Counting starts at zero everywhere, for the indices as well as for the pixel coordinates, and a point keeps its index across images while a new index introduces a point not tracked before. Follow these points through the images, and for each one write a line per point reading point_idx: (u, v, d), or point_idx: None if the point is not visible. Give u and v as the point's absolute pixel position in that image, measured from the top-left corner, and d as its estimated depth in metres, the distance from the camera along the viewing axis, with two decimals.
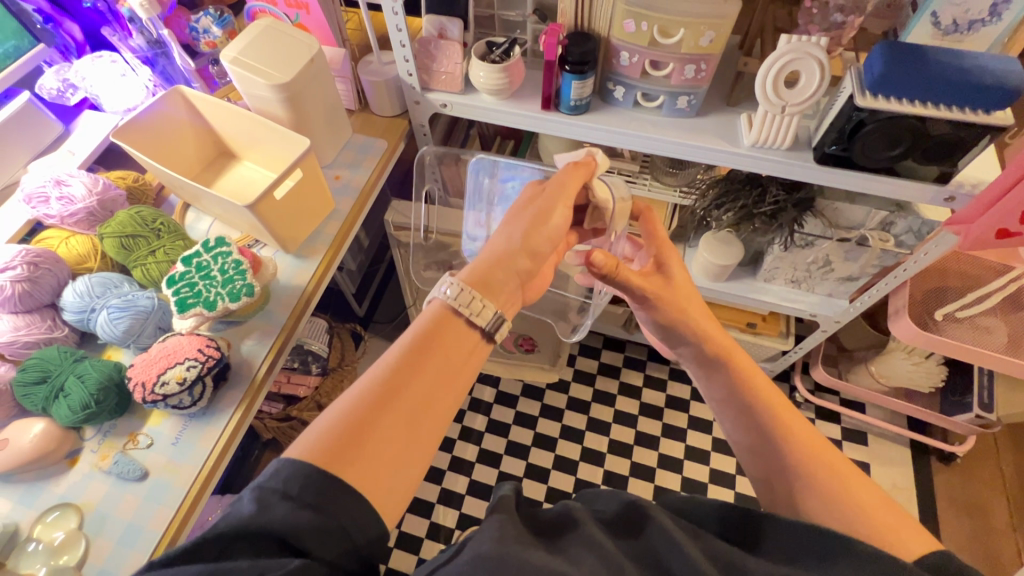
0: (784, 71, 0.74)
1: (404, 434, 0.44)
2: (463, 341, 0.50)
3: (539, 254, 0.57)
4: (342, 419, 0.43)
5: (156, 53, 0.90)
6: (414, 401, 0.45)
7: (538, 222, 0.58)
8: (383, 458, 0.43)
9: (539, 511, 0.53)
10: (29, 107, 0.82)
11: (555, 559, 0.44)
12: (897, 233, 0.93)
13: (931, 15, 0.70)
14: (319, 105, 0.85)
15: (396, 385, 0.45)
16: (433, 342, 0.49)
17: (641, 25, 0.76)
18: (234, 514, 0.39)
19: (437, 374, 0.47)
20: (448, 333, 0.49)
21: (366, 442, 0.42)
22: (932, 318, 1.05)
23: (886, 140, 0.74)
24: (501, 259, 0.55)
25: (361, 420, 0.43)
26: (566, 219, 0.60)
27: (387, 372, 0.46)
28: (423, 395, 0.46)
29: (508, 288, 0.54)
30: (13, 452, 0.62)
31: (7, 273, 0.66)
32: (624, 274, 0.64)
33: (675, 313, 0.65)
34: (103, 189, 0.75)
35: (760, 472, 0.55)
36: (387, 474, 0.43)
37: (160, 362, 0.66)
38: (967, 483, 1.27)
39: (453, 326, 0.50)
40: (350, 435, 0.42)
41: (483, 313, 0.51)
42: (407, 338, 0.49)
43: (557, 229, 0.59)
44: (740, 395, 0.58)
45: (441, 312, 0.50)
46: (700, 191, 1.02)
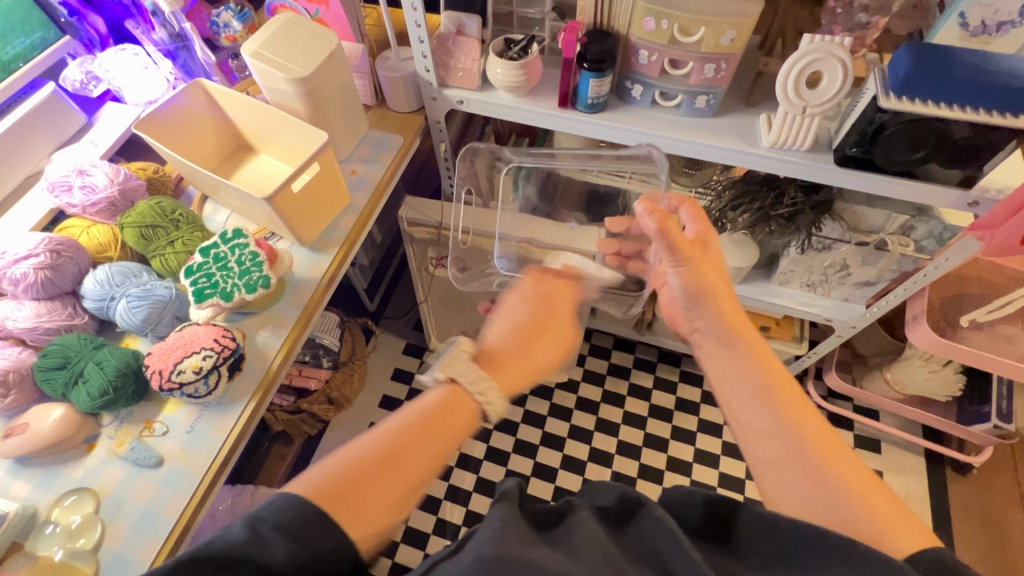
0: (807, 71, 0.73)
1: (398, 495, 0.46)
2: (470, 424, 0.51)
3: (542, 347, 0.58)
4: (348, 465, 0.45)
5: (178, 46, 0.90)
6: (413, 469, 0.47)
7: (542, 318, 0.60)
8: (373, 511, 0.44)
9: (541, 508, 0.53)
10: (54, 98, 0.84)
11: (559, 558, 0.44)
12: (918, 237, 0.91)
13: (959, 16, 0.69)
14: (337, 98, 0.85)
15: (399, 449, 0.47)
16: (438, 419, 0.49)
17: (660, 23, 0.75)
18: (222, 539, 0.39)
19: (439, 447, 0.48)
20: (453, 411, 0.50)
21: (360, 494, 0.44)
22: (952, 325, 1.04)
23: (909, 143, 0.73)
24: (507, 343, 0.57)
25: (356, 475, 0.45)
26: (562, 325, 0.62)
27: (394, 436, 0.47)
28: (421, 464, 0.47)
29: (518, 370, 0.55)
30: (33, 436, 0.64)
31: (31, 260, 0.68)
32: (673, 234, 0.66)
33: (707, 279, 0.65)
34: (123, 180, 0.76)
35: (762, 455, 0.53)
36: (374, 526, 0.44)
37: (176, 351, 0.67)
38: (983, 495, 1.25)
39: (463, 407, 0.51)
40: (351, 482, 0.44)
41: (491, 396, 0.51)
42: (414, 411, 0.50)
43: (558, 313, 0.63)
44: (755, 380, 0.57)
45: (452, 390, 0.51)
46: (717, 191, 1.02)
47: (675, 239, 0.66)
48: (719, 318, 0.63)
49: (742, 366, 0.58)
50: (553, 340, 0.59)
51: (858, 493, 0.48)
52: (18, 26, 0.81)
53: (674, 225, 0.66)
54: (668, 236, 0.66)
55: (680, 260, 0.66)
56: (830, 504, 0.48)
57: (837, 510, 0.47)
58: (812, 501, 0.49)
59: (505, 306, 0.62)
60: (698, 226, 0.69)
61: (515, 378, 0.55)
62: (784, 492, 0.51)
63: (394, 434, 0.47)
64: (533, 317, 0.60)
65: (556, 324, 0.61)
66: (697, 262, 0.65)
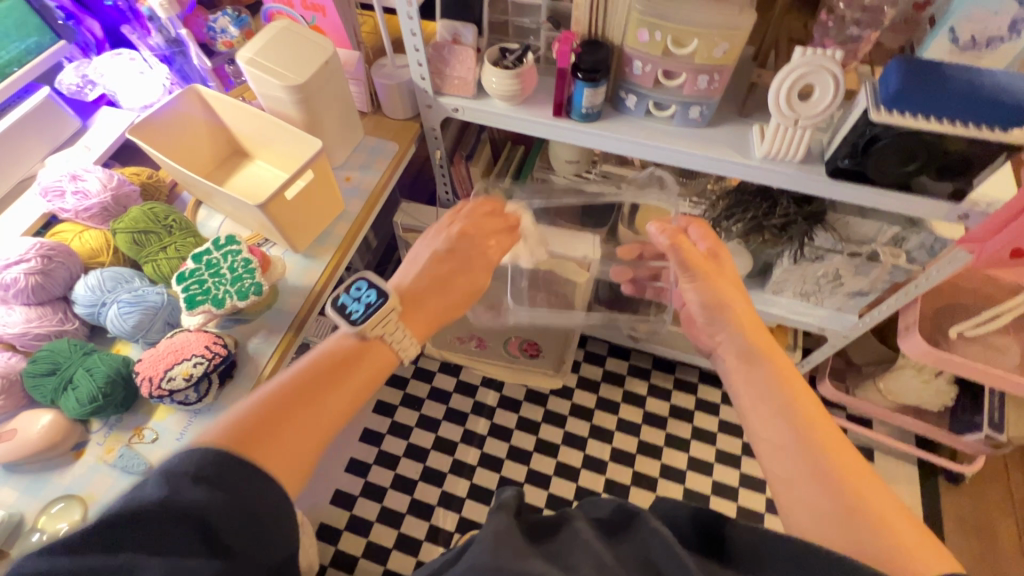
0: (799, 84, 0.74)
1: (313, 433, 0.50)
2: (379, 367, 0.57)
3: (439, 288, 0.66)
4: (262, 407, 0.48)
5: (174, 52, 0.92)
6: (332, 402, 0.52)
7: (445, 270, 0.68)
8: (288, 448, 0.47)
9: (540, 519, 0.54)
10: (48, 102, 0.84)
11: (553, 569, 0.44)
12: (909, 248, 0.92)
13: (949, 31, 0.70)
14: (332, 106, 0.85)
15: (311, 392, 0.51)
16: (348, 362, 0.55)
17: (654, 35, 0.76)
18: (136, 498, 0.39)
19: (347, 389, 0.54)
20: (365, 356, 0.56)
21: (273, 434, 0.47)
22: (944, 336, 1.05)
23: (899, 156, 0.74)
24: (418, 290, 0.65)
25: (271, 413, 0.48)
26: (467, 276, 0.69)
27: (306, 382, 0.52)
28: (332, 404, 0.52)
29: (422, 308, 0.64)
30: (20, 443, 0.63)
31: (22, 265, 0.68)
32: (685, 250, 0.71)
33: (722, 292, 0.68)
34: (117, 185, 0.76)
35: (781, 472, 0.53)
36: (291, 465, 0.47)
37: (167, 358, 0.67)
38: (976, 505, 1.25)
39: (371, 351, 0.57)
40: (266, 423, 0.47)
41: (402, 341, 0.59)
42: (325, 357, 0.55)
43: (474, 268, 0.70)
44: (775, 399, 0.57)
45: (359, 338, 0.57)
46: (711, 202, 1.04)
47: (688, 255, 0.70)
48: (743, 335, 0.64)
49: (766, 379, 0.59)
50: (459, 293, 0.68)
51: (873, 508, 0.48)
52: (13, 31, 0.81)
53: (686, 242, 0.72)
54: (680, 252, 0.71)
55: (695, 275, 0.69)
56: (850, 521, 0.48)
57: (854, 526, 0.47)
58: (832, 518, 0.48)
59: (412, 256, 0.70)
60: (708, 243, 0.74)
61: (417, 318, 0.63)
62: (800, 505, 0.51)
63: (306, 379, 0.52)
64: (442, 271, 0.68)
65: (467, 278, 0.69)
66: (712, 277, 0.69)
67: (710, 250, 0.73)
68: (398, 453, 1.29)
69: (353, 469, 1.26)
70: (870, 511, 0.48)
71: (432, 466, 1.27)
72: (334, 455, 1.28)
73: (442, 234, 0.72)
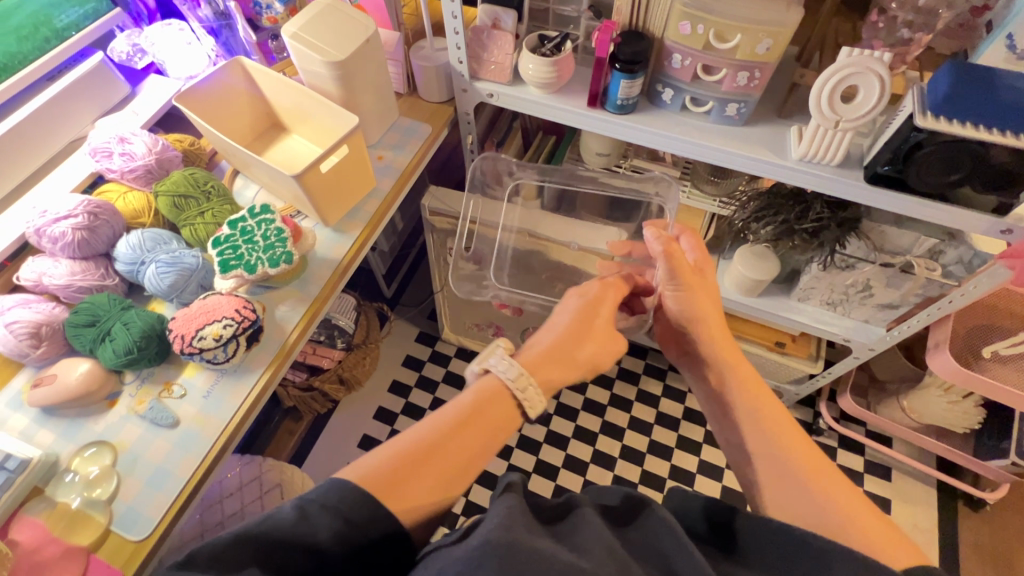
0: (843, 85, 0.72)
1: (444, 485, 0.50)
2: (511, 418, 0.56)
3: (575, 354, 0.62)
4: (400, 453, 0.50)
5: (221, 25, 0.95)
6: (460, 454, 0.52)
7: (584, 327, 0.64)
8: (418, 498, 0.48)
9: (546, 505, 0.53)
10: (101, 67, 0.87)
11: (564, 550, 0.44)
12: (946, 262, 0.89)
13: (1006, 37, 0.67)
14: (370, 85, 0.87)
15: (445, 441, 0.51)
16: (480, 413, 0.54)
17: (697, 27, 0.75)
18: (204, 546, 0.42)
19: (480, 439, 0.53)
20: (497, 408, 0.55)
21: (411, 480, 0.48)
22: (976, 356, 1.01)
23: (943, 164, 0.71)
24: (556, 343, 0.62)
25: (404, 462, 0.49)
26: (604, 334, 0.65)
27: (444, 429, 0.52)
28: (467, 455, 0.52)
29: (555, 372, 0.59)
30: (60, 387, 0.67)
31: (70, 220, 0.71)
32: (676, 259, 0.66)
33: (700, 307, 0.66)
34: (161, 150, 0.79)
35: (750, 469, 0.56)
36: (423, 510, 0.49)
37: (199, 318, 0.69)
38: (996, 533, 1.21)
39: (504, 404, 0.55)
40: (404, 468, 0.49)
41: (533, 399, 0.56)
42: (461, 405, 0.54)
43: (601, 321, 0.66)
44: (739, 401, 0.60)
45: (493, 387, 0.56)
46: (741, 203, 1.01)
47: (678, 264, 0.66)
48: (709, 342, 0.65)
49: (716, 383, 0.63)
50: (585, 352, 0.63)
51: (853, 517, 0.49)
52: None
53: (678, 250, 0.66)
54: (671, 261, 0.66)
55: (679, 285, 0.66)
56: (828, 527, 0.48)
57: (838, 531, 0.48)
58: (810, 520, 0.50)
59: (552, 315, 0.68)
60: (697, 255, 0.70)
61: (548, 378, 0.59)
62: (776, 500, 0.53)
63: (443, 426, 0.52)
64: (573, 329, 0.64)
65: (593, 335, 0.64)
66: (695, 288, 0.66)
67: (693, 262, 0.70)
68: None
69: (365, 445, 1.29)
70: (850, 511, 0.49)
71: None
72: (347, 430, 1.30)
73: (574, 291, 0.69)
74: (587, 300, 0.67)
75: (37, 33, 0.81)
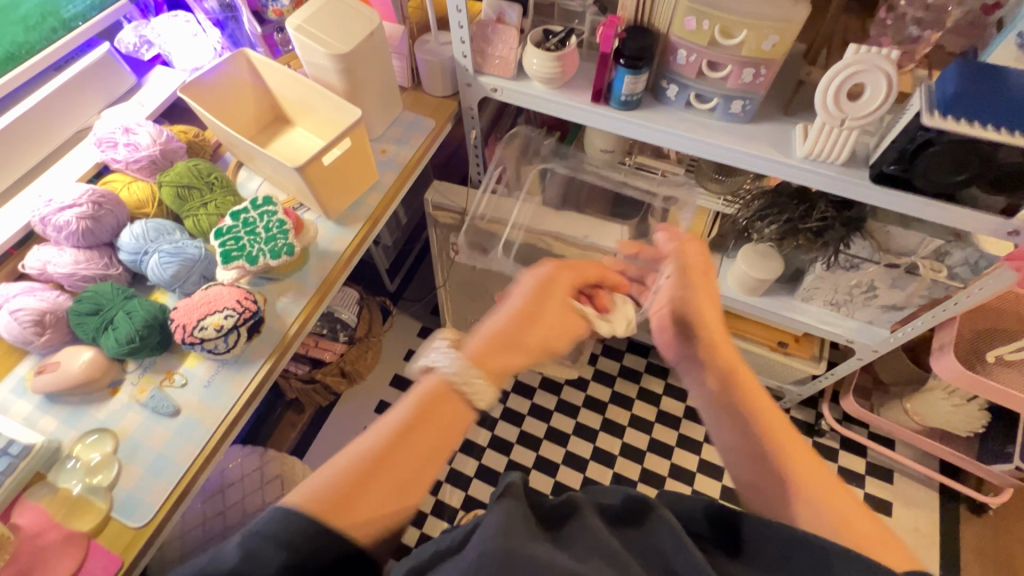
0: (849, 83, 0.71)
1: (408, 492, 0.47)
2: (463, 414, 0.51)
3: (527, 342, 0.55)
4: (344, 473, 0.46)
5: (227, 17, 0.95)
6: (411, 461, 0.48)
7: (536, 312, 0.57)
8: (371, 515, 0.45)
9: (546, 510, 0.52)
10: (108, 58, 0.88)
11: (562, 557, 0.43)
12: (952, 264, 0.88)
13: (1016, 35, 0.66)
14: (374, 78, 0.87)
15: (392, 451, 0.47)
16: (429, 415, 0.49)
17: (702, 23, 0.74)
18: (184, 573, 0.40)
19: (432, 443, 0.49)
20: (446, 407, 0.50)
21: (360, 499, 0.45)
22: (981, 360, 1.00)
23: (950, 164, 0.70)
24: (504, 330, 0.55)
25: (349, 480, 0.45)
26: (560, 318, 0.58)
27: (395, 437, 0.48)
28: (426, 457, 0.48)
29: (504, 360, 0.53)
30: (63, 374, 0.67)
31: (74, 209, 0.71)
32: (687, 255, 0.72)
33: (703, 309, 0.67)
34: (165, 141, 0.79)
35: (754, 474, 0.55)
36: (380, 524, 0.46)
37: (200, 308, 0.70)
38: (998, 538, 1.20)
39: (453, 402, 0.50)
40: (351, 488, 0.45)
41: (481, 391, 0.50)
42: (405, 408, 0.49)
43: (555, 304, 0.58)
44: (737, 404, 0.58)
45: (444, 383, 0.50)
46: (745, 201, 1.01)
47: (688, 261, 0.72)
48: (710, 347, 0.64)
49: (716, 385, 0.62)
50: (537, 338, 0.56)
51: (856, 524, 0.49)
52: None
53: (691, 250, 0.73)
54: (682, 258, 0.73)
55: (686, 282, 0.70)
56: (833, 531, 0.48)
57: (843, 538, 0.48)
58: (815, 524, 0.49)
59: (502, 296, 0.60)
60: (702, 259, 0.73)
61: (495, 368, 0.52)
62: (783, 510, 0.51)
63: (392, 433, 0.48)
64: (524, 314, 0.56)
65: (545, 321, 0.57)
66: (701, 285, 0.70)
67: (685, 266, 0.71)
68: None
69: None
70: (849, 516, 0.49)
71: None
72: (348, 424, 1.31)
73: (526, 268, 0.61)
74: (539, 283, 0.59)
75: (44, 22, 0.83)
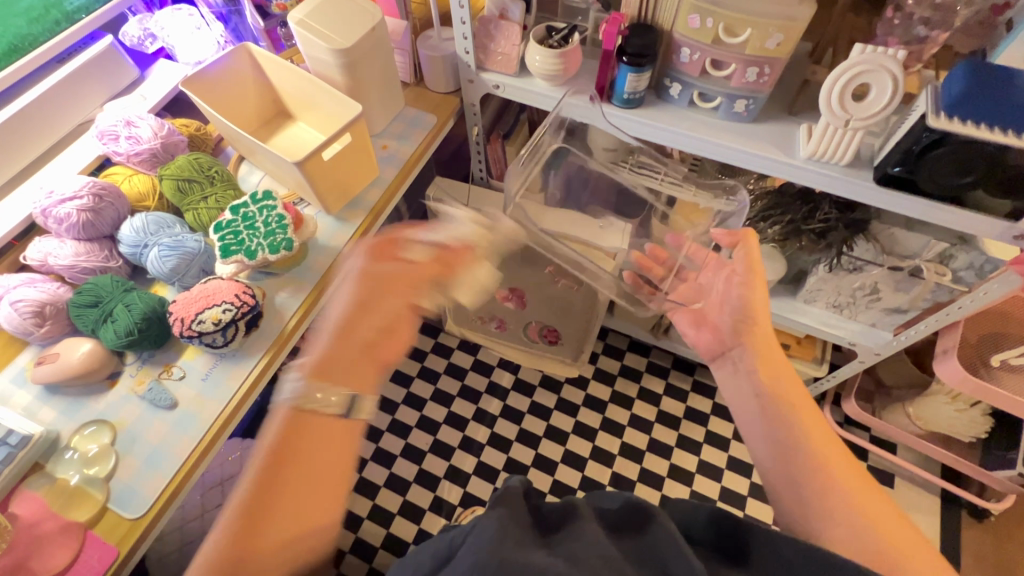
0: (854, 83, 0.70)
1: (326, 507, 0.52)
2: (330, 424, 0.53)
3: (371, 344, 0.56)
4: (234, 524, 0.48)
5: (230, 10, 0.95)
6: (298, 483, 0.51)
7: (367, 310, 0.57)
8: (281, 544, 0.49)
9: (543, 517, 0.52)
10: (110, 51, 0.88)
11: (555, 561, 0.43)
12: (956, 267, 0.87)
13: None
14: (376, 73, 0.87)
15: (275, 485, 0.50)
16: (294, 441, 0.52)
17: (705, 21, 0.74)
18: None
19: (308, 461, 0.52)
20: (308, 428, 0.52)
21: (260, 538, 0.48)
22: (985, 364, 0.99)
23: (957, 165, 0.69)
24: (342, 339, 0.56)
25: (242, 528, 0.48)
26: (401, 306, 0.58)
27: (272, 484, 0.50)
28: (321, 469, 0.52)
29: (357, 365, 0.55)
30: (62, 366, 0.68)
31: (75, 202, 0.72)
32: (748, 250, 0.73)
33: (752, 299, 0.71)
34: (166, 134, 0.80)
35: (786, 476, 0.59)
36: (298, 545, 0.50)
37: (199, 301, 0.70)
38: (1000, 545, 1.19)
39: (311, 419, 0.53)
40: (245, 534, 0.48)
41: (329, 398, 0.52)
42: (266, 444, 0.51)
43: (381, 295, 0.58)
44: (777, 398, 0.63)
45: (296, 412, 0.52)
46: (748, 201, 1.01)
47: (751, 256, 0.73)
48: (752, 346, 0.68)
49: (759, 379, 0.66)
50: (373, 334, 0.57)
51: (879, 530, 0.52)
52: None
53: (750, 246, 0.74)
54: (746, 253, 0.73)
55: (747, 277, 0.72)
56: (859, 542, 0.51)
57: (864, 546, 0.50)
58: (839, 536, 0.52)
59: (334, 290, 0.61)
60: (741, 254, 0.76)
61: (348, 377, 0.55)
62: (812, 506, 0.55)
63: (268, 479, 0.50)
64: (353, 317, 0.56)
65: (377, 319, 0.57)
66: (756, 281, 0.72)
67: (746, 264, 0.73)
68: (410, 423, 1.32)
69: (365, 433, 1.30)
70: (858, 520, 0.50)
71: (442, 439, 1.29)
72: None
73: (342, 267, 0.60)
74: (365, 270, 0.59)
75: (47, 15, 0.83)
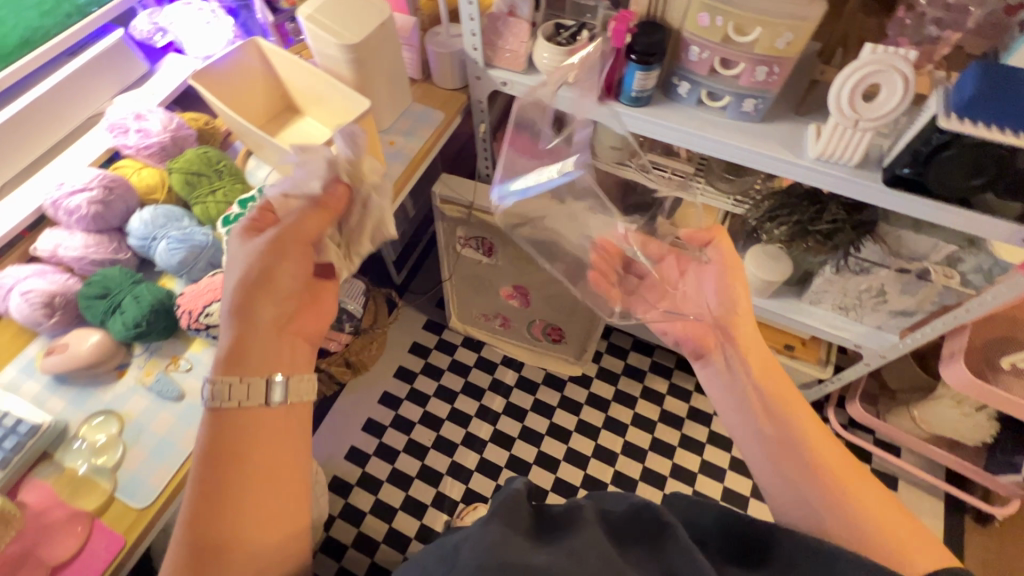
0: (864, 84, 0.70)
1: (287, 503, 0.51)
2: (270, 411, 0.53)
3: (279, 325, 0.57)
4: (192, 527, 0.47)
5: (240, 5, 0.96)
6: (254, 472, 0.50)
7: (263, 294, 0.56)
8: (250, 534, 0.48)
9: (545, 520, 0.52)
10: (121, 44, 0.89)
11: (556, 561, 0.43)
12: (965, 270, 0.87)
13: None
14: (384, 69, 0.87)
15: (227, 480, 0.49)
16: (241, 434, 0.52)
17: (715, 19, 0.73)
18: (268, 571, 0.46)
19: (261, 451, 0.51)
20: (250, 418, 0.52)
21: (225, 535, 0.48)
22: (991, 368, 0.98)
23: (966, 167, 0.69)
24: (249, 331, 0.55)
25: (201, 531, 0.47)
26: (297, 278, 0.58)
27: (225, 489, 0.48)
28: (275, 454, 0.52)
29: (271, 347, 0.56)
30: (70, 356, 0.68)
31: (85, 193, 0.72)
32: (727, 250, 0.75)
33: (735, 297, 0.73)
34: (176, 128, 0.81)
35: (784, 481, 0.58)
36: (270, 530, 0.50)
37: (206, 294, 0.70)
38: (1004, 550, 1.18)
39: (249, 410, 0.52)
40: (206, 534, 0.47)
41: (256, 385, 0.53)
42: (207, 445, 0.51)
43: (277, 277, 0.57)
44: (772, 400, 0.63)
45: (221, 411, 0.52)
46: (755, 202, 0.97)
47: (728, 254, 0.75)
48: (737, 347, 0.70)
49: (745, 382, 0.67)
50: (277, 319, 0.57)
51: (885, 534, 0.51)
52: None
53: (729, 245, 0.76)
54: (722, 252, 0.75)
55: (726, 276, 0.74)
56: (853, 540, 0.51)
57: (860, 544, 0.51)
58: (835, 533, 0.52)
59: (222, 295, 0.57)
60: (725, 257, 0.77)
61: (263, 362, 0.55)
62: (813, 509, 0.55)
63: (217, 481, 0.48)
64: (254, 307, 0.55)
65: (276, 301, 0.57)
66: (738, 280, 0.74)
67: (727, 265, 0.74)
68: (413, 419, 1.32)
69: (369, 429, 1.31)
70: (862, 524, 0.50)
71: (445, 435, 1.30)
72: (351, 414, 1.31)
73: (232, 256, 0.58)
74: (256, 251, 0.57)
75: (59, 9, 0.85)
